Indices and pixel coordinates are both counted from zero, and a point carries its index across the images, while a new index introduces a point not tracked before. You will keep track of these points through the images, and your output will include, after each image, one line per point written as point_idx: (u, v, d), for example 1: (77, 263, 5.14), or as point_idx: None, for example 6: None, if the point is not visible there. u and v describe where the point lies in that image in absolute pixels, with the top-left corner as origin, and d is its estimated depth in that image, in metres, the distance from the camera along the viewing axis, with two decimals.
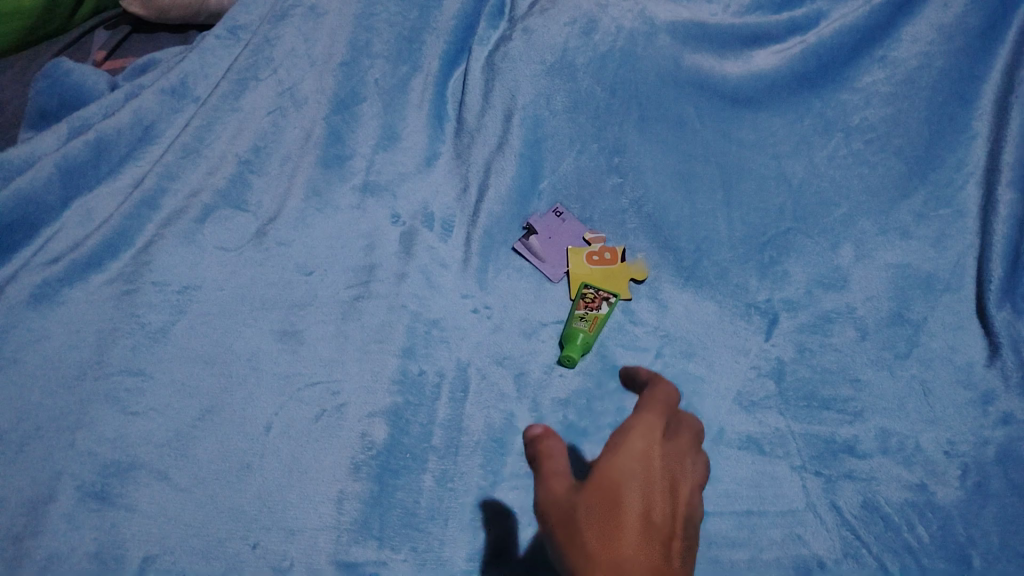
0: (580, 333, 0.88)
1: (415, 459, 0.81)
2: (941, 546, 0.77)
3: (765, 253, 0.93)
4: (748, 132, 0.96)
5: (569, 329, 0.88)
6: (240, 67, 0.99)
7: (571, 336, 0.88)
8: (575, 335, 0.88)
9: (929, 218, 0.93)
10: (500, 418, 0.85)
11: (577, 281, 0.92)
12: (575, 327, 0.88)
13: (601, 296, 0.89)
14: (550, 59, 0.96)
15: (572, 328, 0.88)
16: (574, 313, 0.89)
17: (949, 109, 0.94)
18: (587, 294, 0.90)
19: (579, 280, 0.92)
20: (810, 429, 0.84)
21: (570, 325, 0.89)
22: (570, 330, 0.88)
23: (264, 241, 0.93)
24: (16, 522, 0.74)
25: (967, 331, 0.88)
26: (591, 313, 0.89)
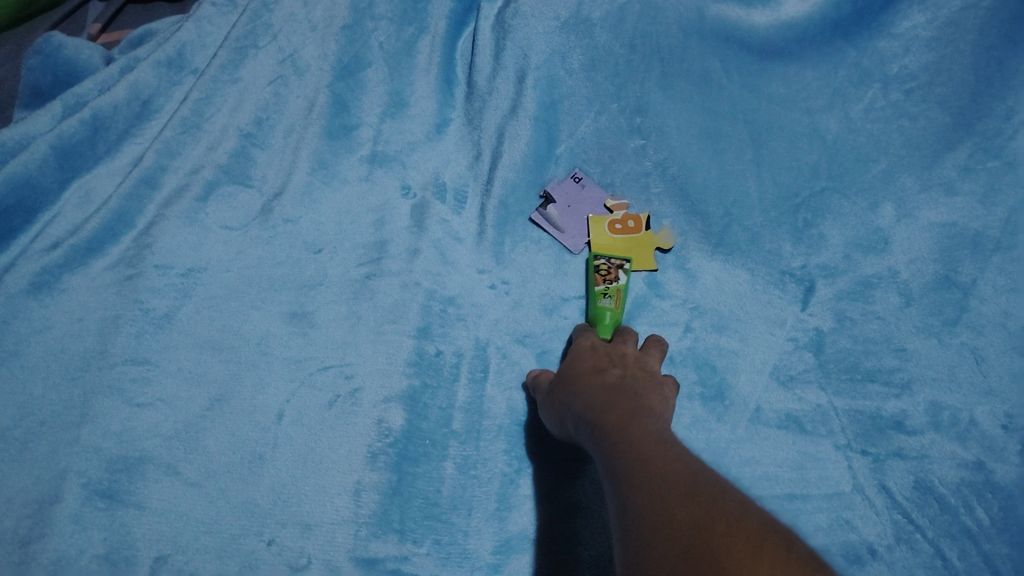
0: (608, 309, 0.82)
1: (435, 446, 0.78)
2: (1003, 529, 0.73)
3: (799, 216, 0.88)
4: (779, 87, 0.90)
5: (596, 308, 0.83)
6: (238, 33, 0.94)
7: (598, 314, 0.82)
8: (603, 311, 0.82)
9: (975, 173, 0.87)
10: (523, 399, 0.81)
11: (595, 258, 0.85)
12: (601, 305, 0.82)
13: (615, 265, 0.83)
14: (565, 15, 0.91)
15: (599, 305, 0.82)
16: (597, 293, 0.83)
17: (998, 53, 0.86)
18: (600, 267, 0.83)
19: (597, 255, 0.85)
20: (854, 404, 0.79)
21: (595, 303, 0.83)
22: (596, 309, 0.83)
23: (270, 219, 0.88)
24: (20, 526, 0.70)
25: (1022, 293, 0.82)
26: (612, 286, 0.83)
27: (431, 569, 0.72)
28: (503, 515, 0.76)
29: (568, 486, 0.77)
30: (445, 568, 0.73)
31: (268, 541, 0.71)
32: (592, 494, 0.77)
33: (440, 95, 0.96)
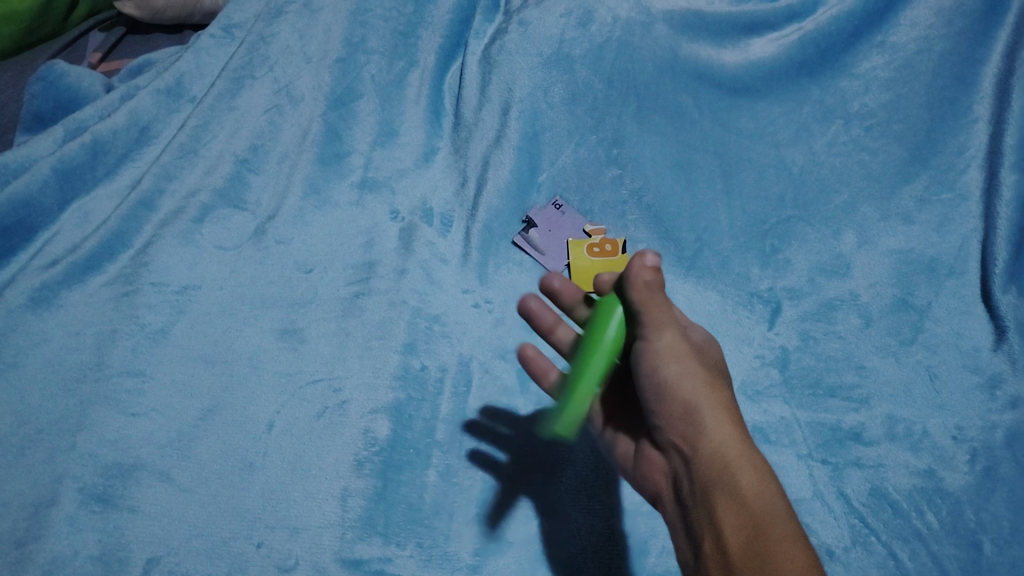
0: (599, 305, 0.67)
1: (420, 456, 0.81)
2: (951, 531, 0.75)
3: (766, 242, 0.93)
4: (747, 122, 0.98)
5: (598, 337, 0.63)
6: (235, 64, 1.00)
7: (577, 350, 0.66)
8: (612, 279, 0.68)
9: (931, 204, 0.92)
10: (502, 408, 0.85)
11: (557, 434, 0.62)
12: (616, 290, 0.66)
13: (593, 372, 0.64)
14: (547, 51, 0.98)
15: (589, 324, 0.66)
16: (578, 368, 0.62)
17: (949, 93, 0.95)
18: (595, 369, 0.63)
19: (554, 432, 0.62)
20: (815, 417, 0.82)
21: (607, 317, 0.64)
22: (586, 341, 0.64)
23: (264, 240, 0.93)
24: (18, 526, 0.73)
25: (972, 316, 0.86)
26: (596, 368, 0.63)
27: (413, 571, 0.75)
28: (483, 519, 0.78)
29: (544, 488, 0.80)
30: (427, 569, 0.75)
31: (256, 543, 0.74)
32: (569, 497, 0.79)
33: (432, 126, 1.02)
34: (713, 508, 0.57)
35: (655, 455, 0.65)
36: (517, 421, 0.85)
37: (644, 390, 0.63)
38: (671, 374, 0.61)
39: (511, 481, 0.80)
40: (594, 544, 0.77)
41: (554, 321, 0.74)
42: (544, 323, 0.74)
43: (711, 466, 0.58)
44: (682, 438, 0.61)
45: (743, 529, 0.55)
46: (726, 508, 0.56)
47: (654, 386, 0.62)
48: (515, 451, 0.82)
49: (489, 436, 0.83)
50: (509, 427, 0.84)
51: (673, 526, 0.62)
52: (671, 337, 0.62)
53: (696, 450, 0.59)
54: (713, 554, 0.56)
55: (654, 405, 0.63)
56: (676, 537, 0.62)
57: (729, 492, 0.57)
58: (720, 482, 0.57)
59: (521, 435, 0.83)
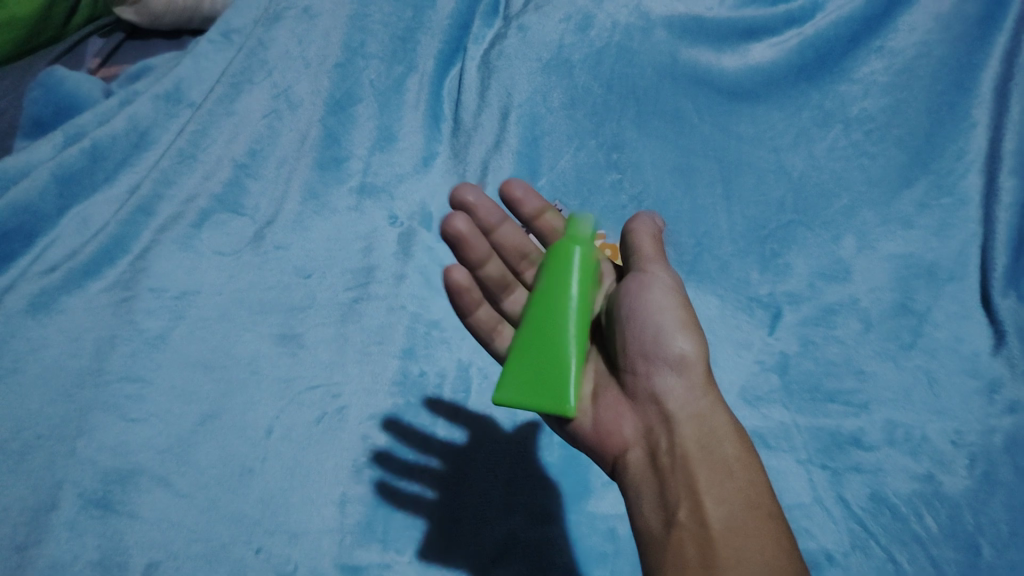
0: (549, 255, 0.64)
1: (413, 468, 0.79)
2: (950, 535, 0.71)
3: (766, 246, 0.93)
4: (747, 126, 0.99)
5: (575, 297, 0.61)
6: (234, 69, 1.01)
7: (533, 307, 0.62)
8: (588, 224, 0.66)
9: (931, 208, 0.92)
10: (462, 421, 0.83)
11: (552, 412, 0.58)
12: (570, 238, 0.64)
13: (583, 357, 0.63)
14: (546, 56, 1.00)
15: (546, 277, 0.63)
16: (562, 338, 0.60)
17: (948, 98, 0.95)
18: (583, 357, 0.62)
19: (546, 409, 0.58)
20: (815, 422, 0.80)
21: (575, 271, 0.62)
22: (559, 302, 0.61)
23: (262, 245, 0.93)
24: (18, 532, 0.69)
25: (971, 320, 0.86)
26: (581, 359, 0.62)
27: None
28: (483, 525, 0.75)
29: (540, 493, 0.77)
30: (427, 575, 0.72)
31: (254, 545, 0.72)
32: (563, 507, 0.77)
33: (430, 132, 1.03)
34: (693, 477, 0.56)
35: (618, 410, 0.61)
36: (438, 454, 0.80)
37: (633, 331, 0.60)
38: (668, 321, 0.60)
39: (445, 518, 0.75)
40: (603, 548, 0.74)
41: (487, 252, 0.67)
42: (476, 256, 0.67)
43: (697, 434, 0.58)
44: (665, 397, 0.59)
45: (730, 506, 0.54)
46: (710, 483, 0.55)
47: (648, 331, 0.60)
48: (444, 487, 0.77)
49: (415, 472, 0.78)
50: (434, 462, 0.79)
51: (636, 490, 0.58)
52: (673, 281, 0.62)
53: (683, 413, 0.59)
54: (691, 524, 0.54)
55: (647, 353, 0.60)
56: (640, 504, 0.58)
57: (711, 465, 0.56)
58: (703, 452, 0.57)
59: (448, 468, 0.78)
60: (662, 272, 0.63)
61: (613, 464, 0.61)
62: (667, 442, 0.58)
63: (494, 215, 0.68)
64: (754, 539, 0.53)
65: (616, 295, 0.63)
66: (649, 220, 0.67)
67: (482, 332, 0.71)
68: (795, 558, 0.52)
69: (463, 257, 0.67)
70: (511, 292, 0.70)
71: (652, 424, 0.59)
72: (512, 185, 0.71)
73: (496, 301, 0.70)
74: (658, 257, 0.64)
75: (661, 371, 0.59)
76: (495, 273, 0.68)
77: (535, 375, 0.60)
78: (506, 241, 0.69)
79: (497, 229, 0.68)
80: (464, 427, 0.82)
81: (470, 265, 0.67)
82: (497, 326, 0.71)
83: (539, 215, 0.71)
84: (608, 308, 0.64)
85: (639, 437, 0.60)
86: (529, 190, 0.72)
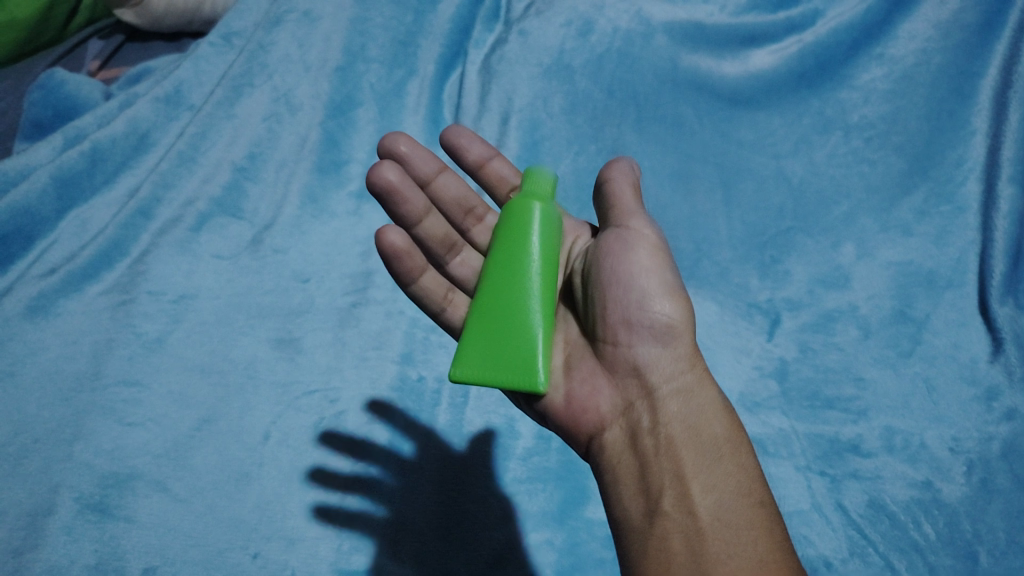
0: (508, 218, 0.61)
1: (383, 476, 0.76)
2: (948, 543, 0.70)
3: (765, 253, 0.94)
4: (747, 132, 1.00)
5: (538, 260, 0.59)
6: (234, 72, 1.01)
7: (492, 277, 0.60)
8: (547, 175, 0.63)
9: (930, 216, 0.92)
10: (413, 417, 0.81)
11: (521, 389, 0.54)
12: (526, 194, 0.62)
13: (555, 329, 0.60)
14: (546, 61, 1.00)
15: (504, 242, 0.60)
16: (526, 305, 0.57)
17: (948, 106, 0.95)
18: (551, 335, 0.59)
19: (514, 385, 0.54)
20: (814, 429, 0.79)
21: (535, 233, 0.60)
22: (520, 267, 0.59)
23: (260, 249, 0.95)
24: (15, 536, 0.68)
25: (970, 327, 0.85)
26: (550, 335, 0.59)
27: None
28: (481, 530, 0.73)
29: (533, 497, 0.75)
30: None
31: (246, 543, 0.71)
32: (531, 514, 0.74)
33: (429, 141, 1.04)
34: (680, 461, 0.51)
35: (594, 383, 0.56)
36: (386, 467, 0.76)
37: (616, 292, 0.55)
38: (652, 281, 0.55)
39: (421, 533, 0.72)
40: (602, 555, 0.71)
41: (425, 206, 0.64)
42: (413, 210, 0.64)
43: (682, 411, 0.53)
44: (648, 368, 0.54)
45: (720, 494, 0.49)
46: (698, 468, 0.50)
47: (632, 293, 0.55)
48: (394, 502, 0.74)
49: (360, 487, 0.75)
50: (379, 474, 0.76)
51: (614, 474, 0.53)
52: (655, 236, 0.58)
53: (667, 388, 0.54)
54: (678, 515, 0.49)
55: (631, 319, 0.54)
56: (620, 491, 0.53)
57: (697, 448, 0.52)
58: (690, 433, 0.52)
59: (396, 481, 0.75)
60: (646, 226, 0.58)
61: (587, 444, 0.56)
62: (650, 421, 0.53)
63: (430, 164, 0.67)
64: (746, 531, 0.48)
65: (595, 251, 0.58)
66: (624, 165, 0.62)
67: (430, 302, 0.65)
68: (788, 549, 0.48)
69: (398, 212, 0.64)
70: (457, 253, 0.67)
71: (631, 400, 0.55)
72: (453, 131, 0.71)
73: (442, 264, 0.67)
74: (639, 206, 0.59)
75: (645, 340, 0.54)
76: (436, 230, 0.66)
77: (499, 348, 0.56)
78: (446, 192, 0.68)
79: (434, 180, 0.67)
80: (408, 436, 0.79)
81: (407, 222, 0.65)
82: (447, 295, 0.66)
83: (485, 163, 0.71)
84: (585, 265, 0.59)
85: (618, 415, 0.55)
86: (473, 137, 0.72)
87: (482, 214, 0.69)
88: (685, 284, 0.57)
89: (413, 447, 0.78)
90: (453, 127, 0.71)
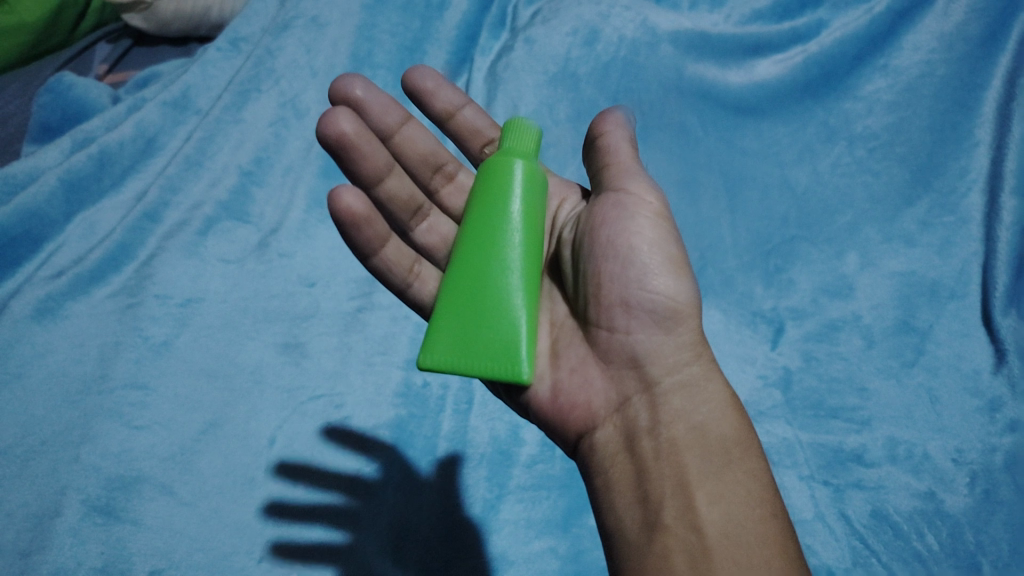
0: (488, 183, 0.59)
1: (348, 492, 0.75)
2: (950, 553, 0.70)
3: (771, 262, 0.94)
4: (752, 141, 1.01)
5: (519, 231, 0.57)
6: (242, 77, 1.02)
7: (467, 249, 0.58)
8: (530, 128, 0.62)
9: (934, 227, 0.93)
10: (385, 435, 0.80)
11: (500, 374, 0.53)
12: (507, 152, 0.61)
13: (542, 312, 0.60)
14: (552, 69, 1.02)
15: (483, 212, 0.58)
16: (504, 280, 0.56)
17: (952, 117, 0.96)
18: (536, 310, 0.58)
19: (495, 373, 0.53)
20: (818, 438, 0.80)
21: (516, 202, 0.58)
22: (499, 239, 0.57)
23: (266, 253, 0.95)
24: (21, 538, 0.69)
25: (973, 339, 0.85)
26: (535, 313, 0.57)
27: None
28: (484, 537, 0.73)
29: (537, 504, 0.76)
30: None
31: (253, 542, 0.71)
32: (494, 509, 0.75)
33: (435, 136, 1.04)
34: (683, 468, 0.50)
35: (586, 375, 0.55)
36: (344, 490, 0.75)
37: (615, 271, 0.54)
38: (653, 256, 0.54)
39: (424, 536, 0.73)
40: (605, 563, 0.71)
41: (385, 163, 0.63)
42: (372, 166, 0.63)
43: (681, 410, 0.52)
44: (648, 359, 0.53)
45: (726, 505, 0.49)
46: (701, 476, 0.50)
47: (631, 270, 0.53)
48: (355, 527, 0.72)
49: (317, 515, 0.73)
50: (338, 500, 0.74)
51: (608, 476, 0.53)
52: (656, 201, 0.56)
53: (666, 383, 0.53)
54: (681, 530, 0.48)
55: (630, 301, 0.53)
56: (614, 495, 0.52)
57: (699, 450, 0.51)
58: (691, 435, 0.52)
59: (356, 504, 0.74)
60: (646, 192, 0.57)
61: (576, 440, 0.56)
62: (649, 420, 0.52)
63: (391, 115, 0.66)
64: (756, 549, 0.47)
65: (590, 219, 0.57)
66: (618, 121, 0.61)
67: (394, 276, 0.64)
68: (798, 566, 0.47)
69: (357, 168, 0.63)
70: (422, 219, 0.67)
71: (628, 395, 0.54)
72: (419, 75, 0.70)
73: (407, 231, 0.67)
74: (637, 172, 0.58)
75: (645, 328, 0.53)
76: (398, 191, 0.65)
77: (474, 328, 0.54)
78: (409, 145, 0.67)
79: (397, 131, 0.66)
80: (364, 455, 0.78)
81: (367, 180, 0.63)
82: (412, 268, 0.64)
83: (455, 112, 0.71)
84: (579, 235, 0.58)
85: (612, 411, 0.54)
86: (441, 82, 0.71)
87: (451, 171, 0.69)
88: (690, 266, 0.55)
89: (372, 465, 0.77)
90: (418, 69, 0.70)
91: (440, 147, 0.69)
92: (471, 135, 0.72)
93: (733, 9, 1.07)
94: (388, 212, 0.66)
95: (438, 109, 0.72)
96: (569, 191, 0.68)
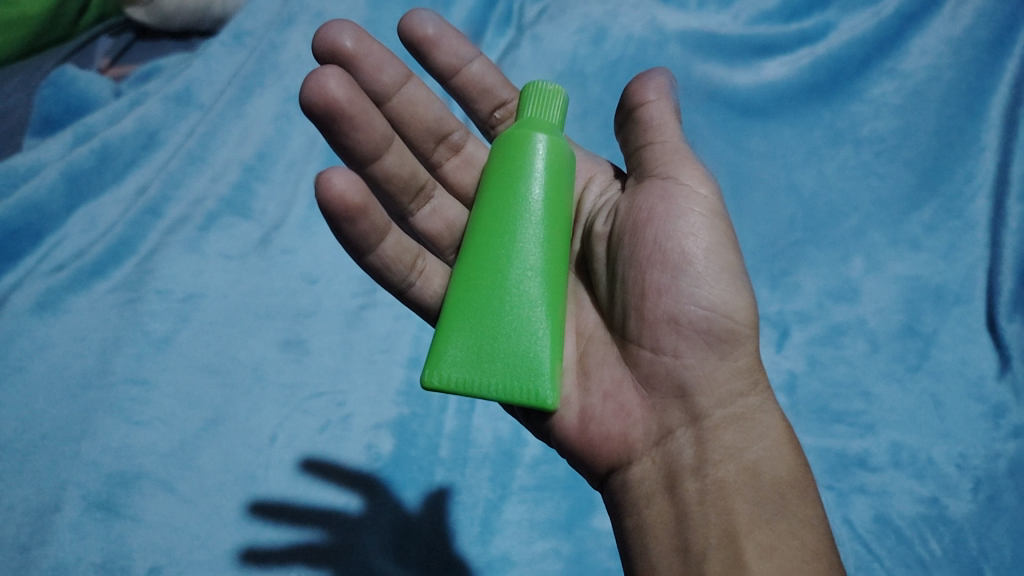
0: (508, 175, 0.58)
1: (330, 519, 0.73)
2: (953, 559, 0.71)
3: (776, 264, 0.93)
4: (759, 142, 1.01)
5: (538, 228, 0.57)
6: (246, 72, 1.03)
7: (483, 247, 0.57)
8: (557, 104, 0.61)
9: (939, 231, 0.93)
10: (389, 448, 0.78)
11: (520, 399, 0.53)
12: (524, 128, 0.60)
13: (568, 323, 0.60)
14: (560, 66, 1.04)
15: (505, 218, 0.57)
16: (524, 284, 0.55)
17: (958, 122, 0.96)
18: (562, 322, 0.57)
19: (516, 398, 0.52)
20: (822, 442, 0.79)
21: (539, 203, 0.57)
22: (524, 247, 0.56)
23: (268, 250, 0.94)
24: (22, 532, 0.69)
25: (977, 343, 0.85)
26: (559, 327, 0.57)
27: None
28: (486, 538, 0.73)
29: (541, 504, 0.75)
30: None
31: (251, 539, 0.71)
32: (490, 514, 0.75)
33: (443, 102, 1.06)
34: (731, 516, 0.50)
35: (624, 403, 0.55)
36: (324, 530, 0.72)
37: (665, 285, 0.53)
38: (709, 267, 0.53)
39: (427, 538, 0.73)
40: (608, 565, 0.72)
41: (383, 136, 0.60)
42: (368, 138, 0.60)
43: (731, 447, 0.52)
44: (696, 389, 0.53)
45: (778, 558, 0.48)
46: (751, 524, 0.49)
47: (682, 280, 0.53)
48: (347, 542, 0.71)
49: (297, 554, 0.71)
50: (315, 537, 0.72)
51: (642, 516, 0.53)
52: (710, 199, 0.56)
53: (715, 417, 0.53)
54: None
55: (680, 320, 0.53)
56: (648, 541, 0.52)
57: (749, 494, 0.51)
58: (741, 476, 0.51)
59: (334, 538, 0.71)
60: (699, 186, 0.55)
61: (606, 474, 0.56)
62: (695, 458, 0.52)
63: (386, 73, 0.64)
64: None
65: (631, 213, 0.56)
66: (660, 88, 0.59)
67: (394, 272, 0.62)
68: None
69: (353, 142, 0.60)
70: (426, 202, 0.66)
71: (671, 427, 0.53)
72: (417, 21, 0.67)
73: (407, 215, 0.66)
74: (684, 163, 0.57)
75: (696, 353, 0.53)
76: (398, 169, 0.63)
77: (491, 345, 0.54)
78: (404, 112, 0.66)
79: (395, 95, 0.65)
80: (349, 488, 0.75)
81: (362, 155, 0.61)
82: (415, 264, 0.62)
83: (460, 68, 0.70)
84: (619, 225, 0.57)
85: (651, 445, 0.54)
86: (443, 30, 0.69)
87: (457, 142, 0.69)
88: (750, 283, 0.54)
89: (357, 499, 0.74)
90: (419, 15, 0.67)
91: (446, 114, 0.68)
92: (480, 95, 0.71)
93: (741, 10, 1.07)
94: (390, 193, 0.64)
95: (448, 63, 0.70)
96: (598, 168, 0.68)
